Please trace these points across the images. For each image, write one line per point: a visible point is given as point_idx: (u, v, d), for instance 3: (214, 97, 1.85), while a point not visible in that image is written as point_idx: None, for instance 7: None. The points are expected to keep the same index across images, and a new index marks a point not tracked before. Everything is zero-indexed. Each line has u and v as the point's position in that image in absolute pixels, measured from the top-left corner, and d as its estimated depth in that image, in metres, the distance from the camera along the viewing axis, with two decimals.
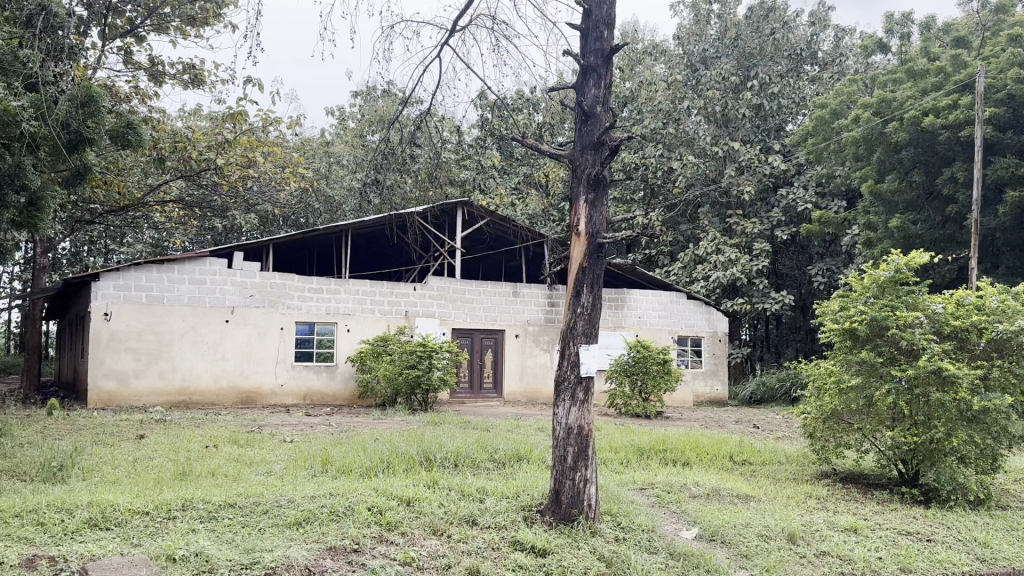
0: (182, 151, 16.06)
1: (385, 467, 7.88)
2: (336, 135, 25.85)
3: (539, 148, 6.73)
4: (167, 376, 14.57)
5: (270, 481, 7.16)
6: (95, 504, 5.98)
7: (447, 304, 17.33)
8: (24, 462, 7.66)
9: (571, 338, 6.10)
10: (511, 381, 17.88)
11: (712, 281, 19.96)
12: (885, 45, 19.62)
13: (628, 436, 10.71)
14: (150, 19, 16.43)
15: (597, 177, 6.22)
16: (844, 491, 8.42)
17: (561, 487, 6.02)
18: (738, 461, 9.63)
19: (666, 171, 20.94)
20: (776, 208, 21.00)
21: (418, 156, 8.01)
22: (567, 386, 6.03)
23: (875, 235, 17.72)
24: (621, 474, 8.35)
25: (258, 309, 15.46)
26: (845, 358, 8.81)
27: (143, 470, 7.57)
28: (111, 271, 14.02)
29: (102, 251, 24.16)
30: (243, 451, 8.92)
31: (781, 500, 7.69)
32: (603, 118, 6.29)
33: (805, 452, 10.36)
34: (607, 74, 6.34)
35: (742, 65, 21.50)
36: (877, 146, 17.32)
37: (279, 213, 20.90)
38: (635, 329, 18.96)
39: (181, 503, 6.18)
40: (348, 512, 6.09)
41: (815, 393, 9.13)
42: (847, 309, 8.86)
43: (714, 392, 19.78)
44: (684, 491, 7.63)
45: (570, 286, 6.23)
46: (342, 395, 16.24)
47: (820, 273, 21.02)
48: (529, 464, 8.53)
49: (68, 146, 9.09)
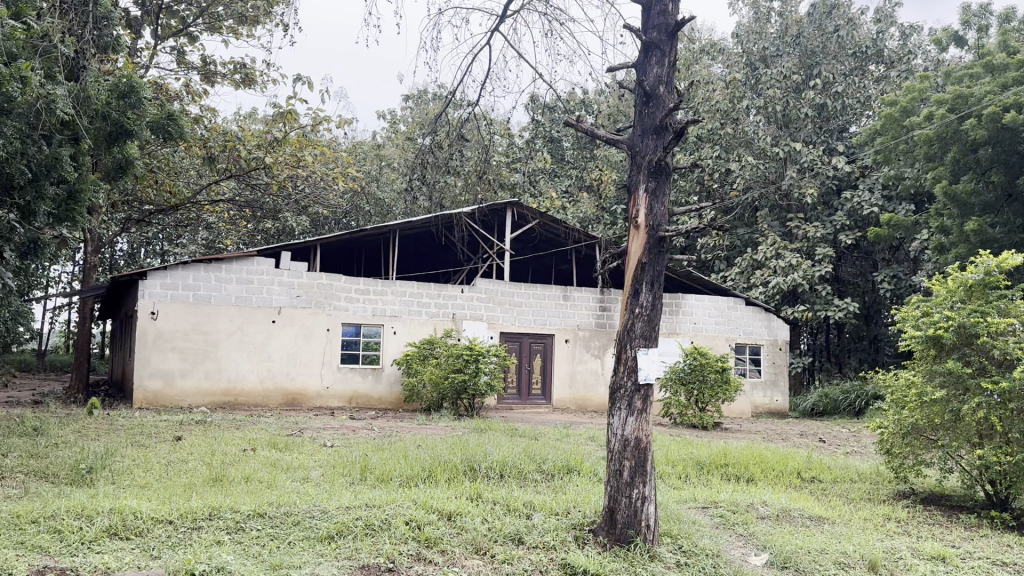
0: (232, 151, 15.98)
1: (426, 476, 7.42)
2: (387, 138, 25.65)
3: (595, 135, 6.19)
4: (213, 377, 14.38)
5: (305, 489, 6.76)
6: (117, 510, 5.62)
7: (496, 308, 16.86)
8: (55, 463, 7.37)
9: (628, 341, 5.55)
10: (561, 388, 17.30)
11: (772, 287, 19.11)
12: (961, 39, 18.45)
13: (686, 449, 10.06)
14: (202, 19, 16.26)
15: (658, 164, 5.66)
16: (926, 514, 7.69)
17: (617, 505, 5.46)
18: (807, 479, 8.95)
19: (724, 173, 20.22)
20: (840, 211, 20.07)
21: (466, 151, 7.53)
22: (623, 394, 5.49)
23: (948, 239, 16.72)
24: (681, 490, 7.77)
25: (305, 309, 15.19)
26: (928, 368, 8.09)
27: (175, 474, 7.23)
28: (159, 269, 13.91)
29: (156, 252, 24.34)
30: (280, 455, 8.57)
31: (857, 523, 7.02)
32: (667, 99, 5.74)
33: (880, 470, 9.60)
34: (671, 51, 5.79)
35: (805, 64, 20.70)
36: (951, 145, 16.42)
37: (329, 214, 20.67)
38: (690, 336, 18.28)
39: (208, 511, 5.77)
40: (385, 526, 5.62)
41: (893, 407, 8.42)
42: (930, 314, 8.15)
43: (773, 404, 18.91)
44: (751, 511, 7.00)
45: (628, 284, 5.68)
46: (387, 399, 15.83)
47: (886, 280, 20.03)
48: (580, 477, 7.99)
49: (110, 139, 8.84)
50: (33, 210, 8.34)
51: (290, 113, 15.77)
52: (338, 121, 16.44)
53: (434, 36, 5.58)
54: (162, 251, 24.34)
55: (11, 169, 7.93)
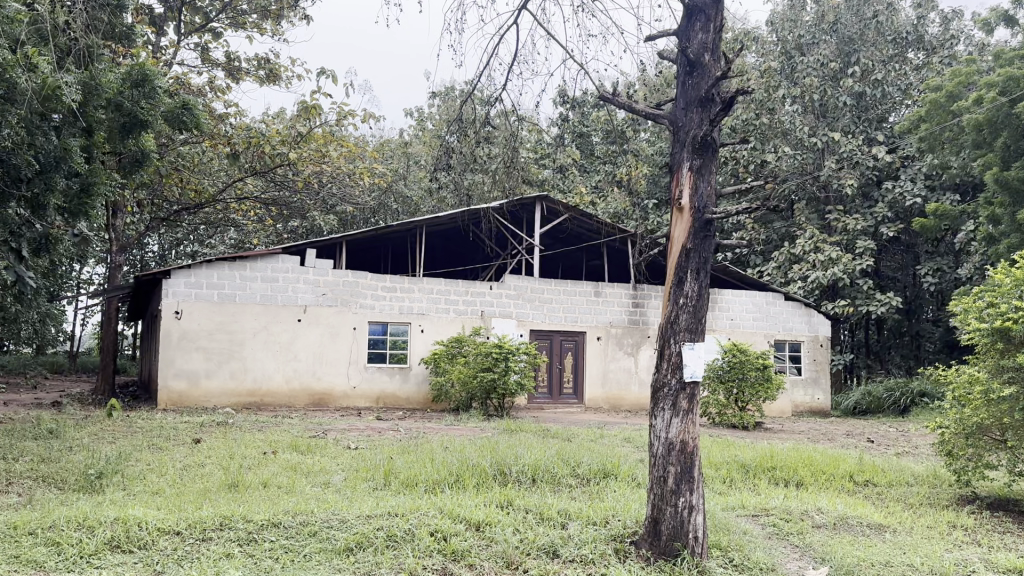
0: (257, 147, 15.74)
1: (454, 482, 6.97)
2: (414, 136, 25.21)
3: (635, 110, 5.68)
4: (238, 377, 14.08)
5: (324, 496, 6.31)
6: (121, 520, 5.24)
7: (527, 305, 16.38)
8: (65, 468, 7.04)
9: (672, 335, 5.06)
10: (593, 387, 16.78)
11: (811, 282, 18.29)
12: (1011, 18, 17.46)
13: (728, 450, 9.55)
14: (226, 14, 15.93)
15: (704, 140, 5.16)
16: (996, 521, 7.07)
17: (661, 515, 4.98)
18: (860, 483, 8.36)
19: (760, 164, 19.58)
20: (881, 203, 19.29)
21: (493, 138, 7.00)
22: (667, 394, 4.99)
23: (999, 230, 15.89)
24: (728, 496, 7.24)
25: (331, 308, 14.84)
26: (995, 364, 7.46)
27: (190, 479, 6.87)
28: (182, 267, 13.65)
29: (186, 252, 24.33)
30: (300, 459, 8.16)
31: (921, 532, 6.45)
32: (712, 68, 5.25)
33: (938, 472, 8.99)
34: (717, 16, 5.29)
35: (843, 52, 19.85)
36: (1002, 130, 15.66)
37: (355, 212, 20.32)
38: (728, 332, 17.73)
39: (219, 521, 5.36)
40: (408, 538, 5.19)
41: (955, 405, 7.80)
42: (996, 305, 7.55)
43: (814, 402, 18.24)
44: (806, 520, 6.46)
45: (672, 273, 5.18)
46: (415, 399, 15.43)
47: (930, 273, 19.17)
48: (617, 482, 7.49)
49: (124, 130, 8.54)
50: (41, 203, 8.11)
51: (314, 107, 15.30)
52: (363, 116, 16.02)
53: (458, 18, 5.57)
54: (192, 253, 24.29)
55: (17, 159, 7.73)
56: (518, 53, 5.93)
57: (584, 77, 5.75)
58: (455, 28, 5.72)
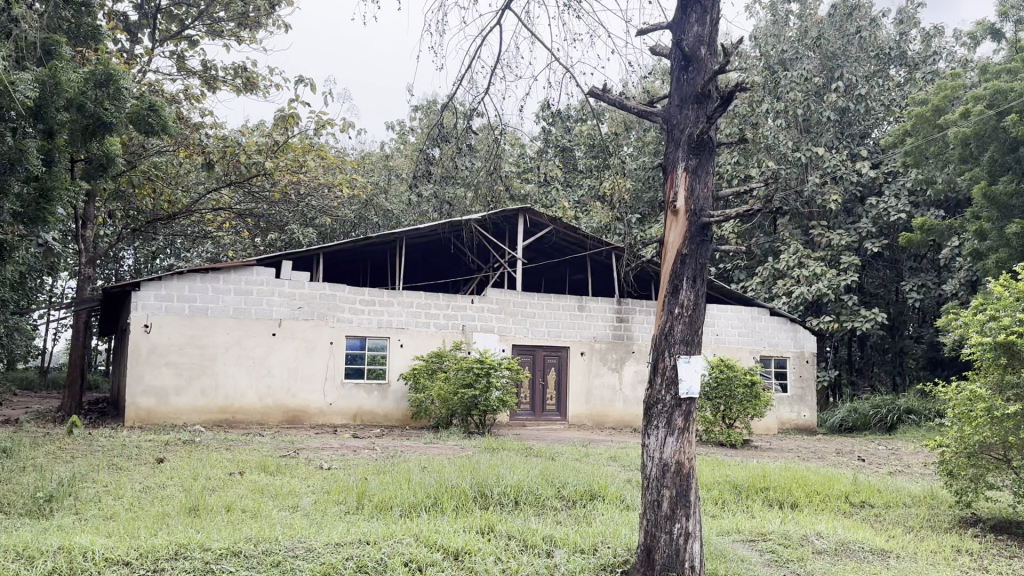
0: (232, 156, 15.23)
1: (431, 504, 6.57)
2: (395, 149, 24.83)
3: (625, 107, 5.34)
4: (209, 394, 13.57)
5: (290, 521, 5.88)
6: (66, 549, 4.79)
7: (508, 319, 16.00)
8: (12, 490, 6.56)
9: (666, 348, 4.70)
10: (577, 403, 16.41)
11: (796, 297, 18.10)
12: (997, 32, 17.36)
13: (719, 470, 9.21)
14: (201, 21, 15.47)
15: (700, 138, 4.83)
16: (1001, 545, 6.75)
17: (655, 543, 4.58)
18: (856, 505, 8.01)
19: (743, 178, 19.38)
20: (865, 218, 19.12)
21: (477, 144, 6.63)
22: (662, 410, 4.62)
23: (986, 245, 15.68)
24: (721, 519, 6.88)
25: (306, 321, 14.38)
26: (998, 379, 7.16)
27: (148, 502, 6.41)
28: (153, 280, 13.13)
29: (161, 265, 23.78)
30: (268, 480, 7.70)
31: (926, 557, 6.10)
32: (708, 62, 4.95)
33: (934, 493, 8.67)
34: (713, 8, 4.99)
35: (826, 67, 19.66)
36: (989, 143, 15.52)
37: (332, 223, 19.86)
38: (713, 348, 17.45)
39: (175, 549, 4.91)
40: (380, 569, 4.77)
41: (955, 422, 7.46)
42: (998, 319, 7.26)
43: (800, 419, 17.94)
44: (806, 545, 6.11)
45: (666, 280, 4.83)
46: (393, 416, 14.99)
47: (914, 290, 18.99)
48: (604, 503, 7.12)
49: (86, 132, 8.16)
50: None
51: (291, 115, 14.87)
52: (342, 125, 15.60)
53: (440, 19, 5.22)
54: (167, 266, 23.69)
55: None
56: (502, 54, 5.57)
57: (571, 79, 5.43)
58: (434, 30, 5.33)
